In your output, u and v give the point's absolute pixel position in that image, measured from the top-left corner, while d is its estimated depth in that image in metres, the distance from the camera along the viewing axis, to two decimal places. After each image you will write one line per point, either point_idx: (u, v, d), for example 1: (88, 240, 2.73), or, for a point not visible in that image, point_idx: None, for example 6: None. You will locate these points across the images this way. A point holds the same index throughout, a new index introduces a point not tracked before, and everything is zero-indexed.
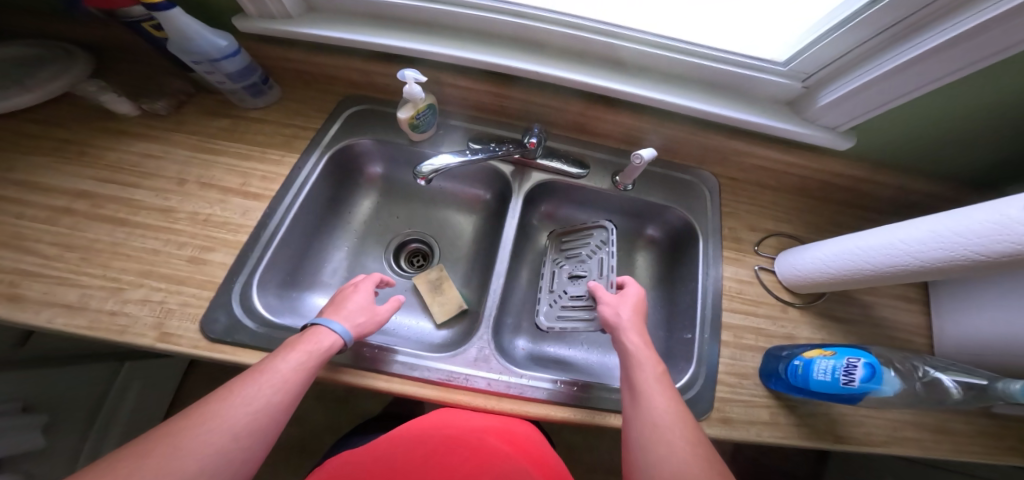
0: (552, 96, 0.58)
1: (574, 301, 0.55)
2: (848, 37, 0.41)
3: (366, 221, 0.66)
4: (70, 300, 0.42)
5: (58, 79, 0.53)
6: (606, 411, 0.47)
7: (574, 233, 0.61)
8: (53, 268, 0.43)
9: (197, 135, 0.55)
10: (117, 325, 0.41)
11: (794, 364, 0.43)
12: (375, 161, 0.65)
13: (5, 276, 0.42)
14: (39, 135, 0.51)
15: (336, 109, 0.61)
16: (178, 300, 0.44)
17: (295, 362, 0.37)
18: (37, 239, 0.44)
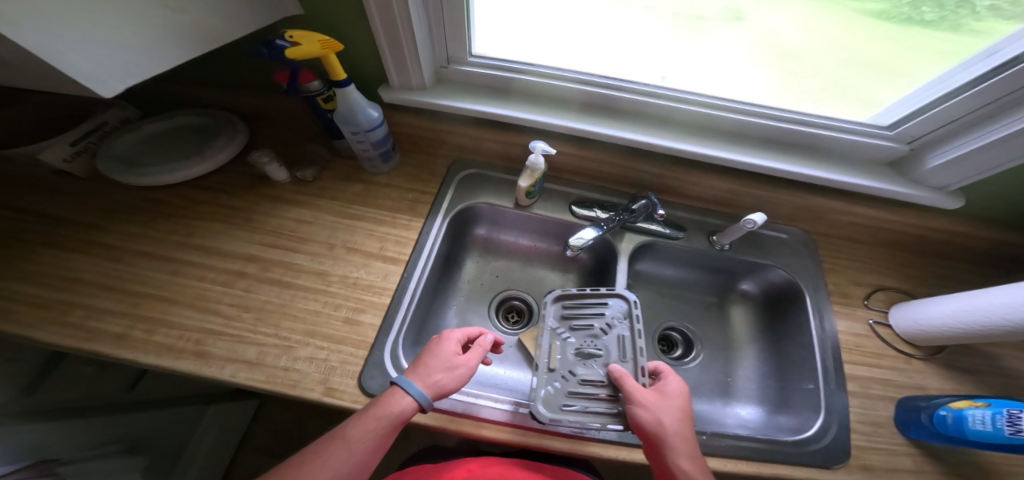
0: (652, 162, 0.63)
1: (582, 385, 0.49)
2: (961, 105, 0.49)
3: (471, 279, 0.69)
4: (248, 357, 0.46)
5: (226, 148, 0.60)
6: (731, 459, 0.45)
7: (579, 303, 0.57)
8: (233, 327, 0.48)
9: (338, 200, 0.61)
10: (291, 380, 0.45)
11: (941, 414, 0.42)
12: (479, 222, 0.69)
13: (192, 335, 0.47)
14: (208, 201, 0.58)
15: (447, 174, 0.68)
16: (339, 358, 0.48)
17: (361, 429, 0.39)
18: (218, 300, 0.49)
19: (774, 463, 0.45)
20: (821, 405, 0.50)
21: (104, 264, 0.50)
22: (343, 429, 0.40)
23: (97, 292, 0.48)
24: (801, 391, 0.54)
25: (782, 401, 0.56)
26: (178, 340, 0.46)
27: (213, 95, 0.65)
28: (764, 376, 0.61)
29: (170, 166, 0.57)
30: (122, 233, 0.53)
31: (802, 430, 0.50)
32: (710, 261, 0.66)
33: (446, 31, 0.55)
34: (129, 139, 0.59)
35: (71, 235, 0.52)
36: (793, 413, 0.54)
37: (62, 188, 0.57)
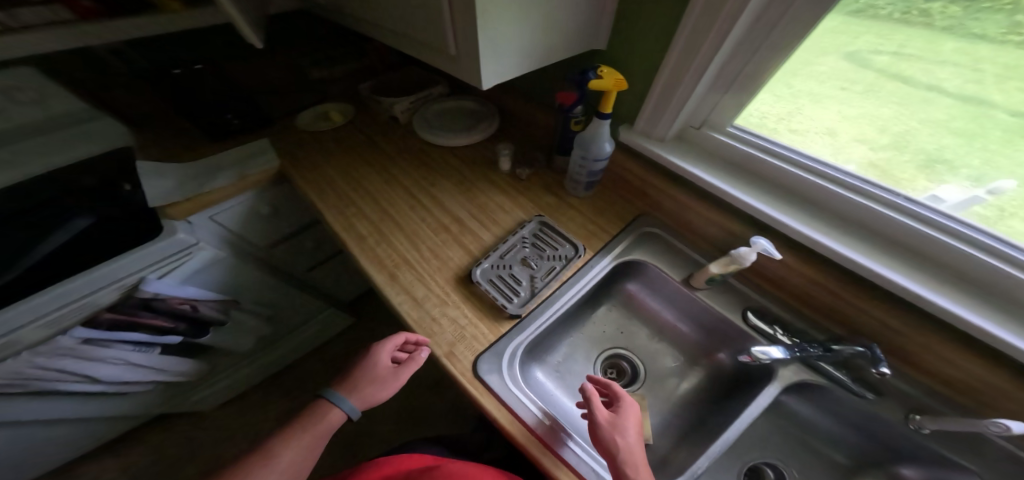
0: (889, 310, 0.51)
1: (509, 277, 0.64)
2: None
3: (597, 322, 0.71)
4: (417, 295, 0.63)
5: (484, 132, 0.82)
6: None
7: (552, 233, 0.68)
8: (424, 265, 0.66)
9: (535, 201, 0.73)
10: (432, 328, 0.59)
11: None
12: (636, 278, 0.70)
13: (398, 260, 0.67)
14: (453, 166, 0.79)
15: (629, 223, 0.69)
16: (471, 332, 0.58)
17: (300, 441, 0.53)
18: (425, 242, 0.69)
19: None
20: None
21: (384, 183, 0.79)
22: (265, 452, 0.51)
23: (372, 204, 0.75)
24: None
25: None
26: (393, 260, 0.67)
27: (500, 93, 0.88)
28: None
29: (448, 134, 0.83)
30: (403, 169, 0.81)
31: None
32: (886, 439, 0.53)
33: (727, 92, 0.57)
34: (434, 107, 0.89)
35: (378, 162, 0.82)
36: None
37: (388, 127, 0.89)
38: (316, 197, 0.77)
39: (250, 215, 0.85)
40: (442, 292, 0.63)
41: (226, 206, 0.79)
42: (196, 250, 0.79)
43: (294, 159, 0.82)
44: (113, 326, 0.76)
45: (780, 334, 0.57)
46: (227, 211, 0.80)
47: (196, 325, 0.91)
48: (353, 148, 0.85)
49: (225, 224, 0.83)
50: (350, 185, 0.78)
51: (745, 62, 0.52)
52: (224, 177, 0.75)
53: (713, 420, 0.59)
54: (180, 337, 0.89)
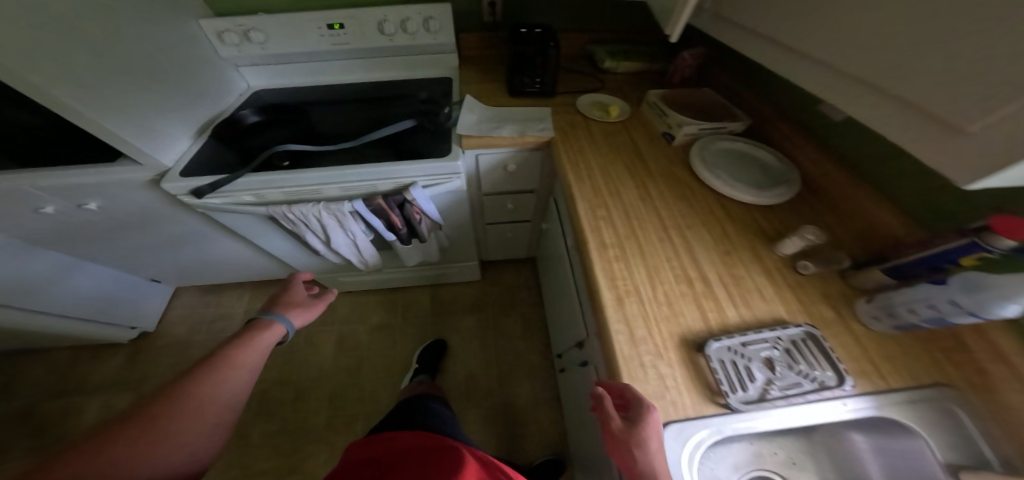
0: None
1: (745, 370, 0.55)
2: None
3: (785, 446, 0.60)
4: (636, 325, 0.60)
5: (778, 197, 0.73)
6: None
7: (814, 352, 0.57)
8: (658, 305, 0.63)
9: (801, 303, 0.63)
10: (634, 368, 0.56)
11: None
12: (864, 427, 0.57)
13: (630, 286, 0.65)
14: (724, 218, 0.73)
15: (911, 385, 0.54)
16: (667, 395, 0.53)
17: (241, 355, 0.49)
18: (663, 281, 0.66)
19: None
20: None
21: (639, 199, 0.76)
22: (200, 370, 0.45)
23: (624, 209, 0.74)
24: None
25: None
26: (623, 277, 0.66)
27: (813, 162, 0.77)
28: None
29: (733, 180, 0.77)
30: (667, 191, 0.77)
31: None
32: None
33: None
34: (723, 144, 0.83)
35: (641, 172, 0.81)
36: None
37: (662, 144, 0.88)
38: (572, 179, 0.79)
39: (497, 168, 0.96)
40: (660, 340, 0.59)
41: (490, 153, 0.92)
42: (452, 180, 0.90)
43: (564, 140, 0.88)
44: (373, 209, 0.90)
45: None
46: (487, 156, 0.93)
47: (411, 234, 1.00)
48: (623, 150, 0.86)
49: (480, 162, 0.94)
50: (611, 182, 0.79)
51: None
52: (507, 129, 0.90)
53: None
54: (395, 237, 0.98)
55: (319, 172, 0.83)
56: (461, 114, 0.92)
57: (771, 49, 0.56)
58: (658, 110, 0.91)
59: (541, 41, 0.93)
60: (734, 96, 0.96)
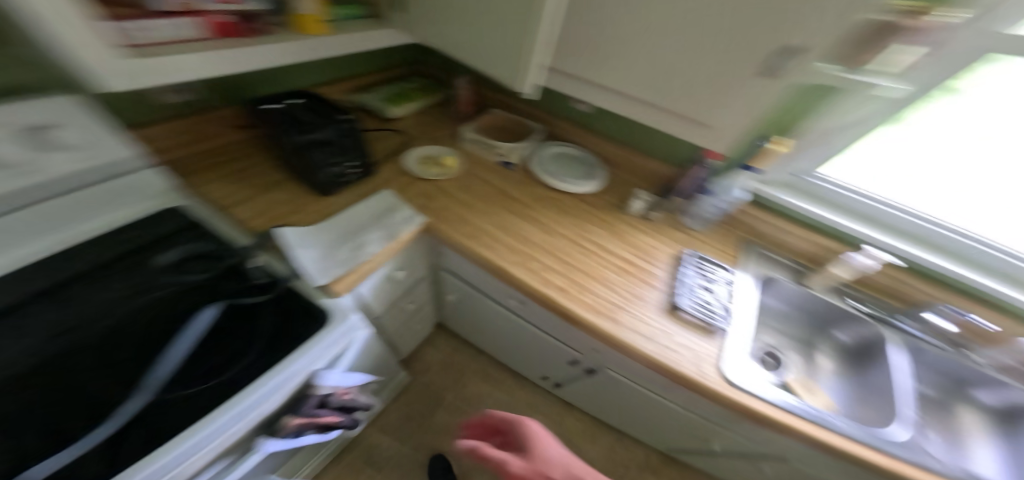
0: (939, 286, 0.80)
1: (703, 300, 0.77)
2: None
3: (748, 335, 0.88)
4: (643, 331, 0.71)
5: (597, 180, 0.95)
6: None
7: (710, 262, 0.83)
8: (628, 304, 0.75)
9: (674, 238, 0.88)
10: (674, 356, 0.68)
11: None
12: (766, 290, 0.88)
13: (609, 303, 0.74)
14: (592, 213, 0.90)
15: (743, 246, 0.90)
16: (702, 352, 0.70)
17: None
18: (617, 284, 0.77)
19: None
20: None
21: (541, 234, 0.83)
22: None
23: (542, 250, 0.80)
24: None
25: None
26: (599, 304, 0.73)
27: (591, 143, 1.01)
28: None
29: (573, 180, 0.93)
30: (545, 216, 0.86)
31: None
32: (965, 374, 0.78)
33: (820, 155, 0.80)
34: (545, 154, 0.99)
35: (520, 209, 0.86)
36: None
37: (507, 174, 0.94)
38: (481, 252, 0.76)
39: (386, 282, 0.79)
40: (662, 327, 0.72)
41: (371, 279, 0.74)
42: (353, 333, 0.63)
43: (439, 219, 0.79)
44: (294, 435, 0.57)
45: (878, 310, 0.81)
46: (369, 285, 0.75)
47: (351, 413, 0.69)
48: (486, 198, 0.86)
49: (362, 297, 0.76)
50: (508, 238, 0.80)
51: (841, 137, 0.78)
52: (374, 239, 0.72)
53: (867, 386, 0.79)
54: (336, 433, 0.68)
55: (151, 467, 0.40)
56: (295, 256, 0.64)
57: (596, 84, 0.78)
58: (483, 145, 0.96)
59: (355, 131, 0.79)
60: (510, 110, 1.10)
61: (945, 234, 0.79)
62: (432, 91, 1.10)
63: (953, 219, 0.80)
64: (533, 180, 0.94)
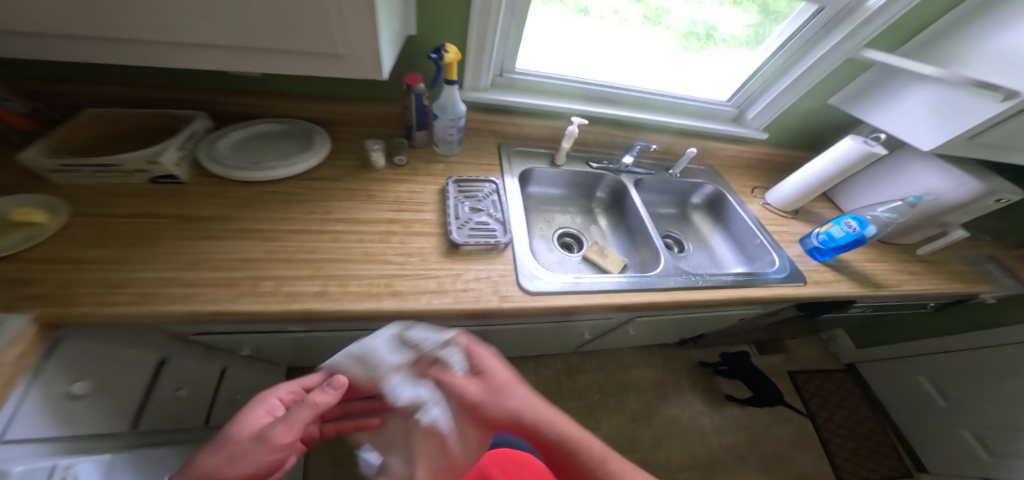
0: (629, 131, 1.00)
1: (478, 225, 0.73)
2: (751, 84, 1.01)
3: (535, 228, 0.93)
4: (433, 288, 0.64)
5: (320, 145, 0.73)
6: (738, 290, 0.84)
7: (468, 182, 0.80)
8: (407, 269, 0.65)
9: (431, 175, 0.80)
10: (472, 296, 0.65)
11: (821, 235, 0.94)
12: (530, 183, 0.95)
13: (382, 279, 0.62)
14: (328, 187, 0.71)
15: (500, 151, 0.91)
16: (496, 275, 0.68)
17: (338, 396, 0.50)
18: (385, 254, 0.65)
19: (770, 285, 0.88)
20: (772, 248, 0.95)
21: (263, 244, 0.61)
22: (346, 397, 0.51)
23: (270, 265, 0.60)
24: (755, 246, 0.99)
25: (749, 256, 1.00)
26: (370, 285, 0.61)
27: (277, 101, 0.74)
28: (731, 246, 1.05)
29: (285, 161, 0.69)
30: (260, 221, 0.63)
31: (772, 263, 0.94)
32: (676, 187, 1.07)
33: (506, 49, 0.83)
34: (222, 143, 0.67)
35: (217, 229, 0.60)
36: (756, 260, 0.98)
37: (170, 193, 0.62)
38: (172, 307, 0.53)
39: (59, 409, 0.53)
40: (454, 270, 0.67)
41: (6, 412, 0.48)
42: (67, 470, 0.51)
43: (74, 301, 0.50)
44: None
45: (608, 164, 0.99)
46: (16, 419, 0.49)
47: None
48: (149, 238, 0.58)
49: (26, 445, 0.49)
50: (209, 275, 0.57)
51: (508, 26, 0.79)
52: None
53: (630, 226, 0.97)
54: None
55: None
56: None
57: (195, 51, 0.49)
58: (86, 169, 0.58)
59: None
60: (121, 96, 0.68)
61: (586, 90, 0.96)
62: None
63: (593, 76, 0.97)
64: (223, 185, 0.65)
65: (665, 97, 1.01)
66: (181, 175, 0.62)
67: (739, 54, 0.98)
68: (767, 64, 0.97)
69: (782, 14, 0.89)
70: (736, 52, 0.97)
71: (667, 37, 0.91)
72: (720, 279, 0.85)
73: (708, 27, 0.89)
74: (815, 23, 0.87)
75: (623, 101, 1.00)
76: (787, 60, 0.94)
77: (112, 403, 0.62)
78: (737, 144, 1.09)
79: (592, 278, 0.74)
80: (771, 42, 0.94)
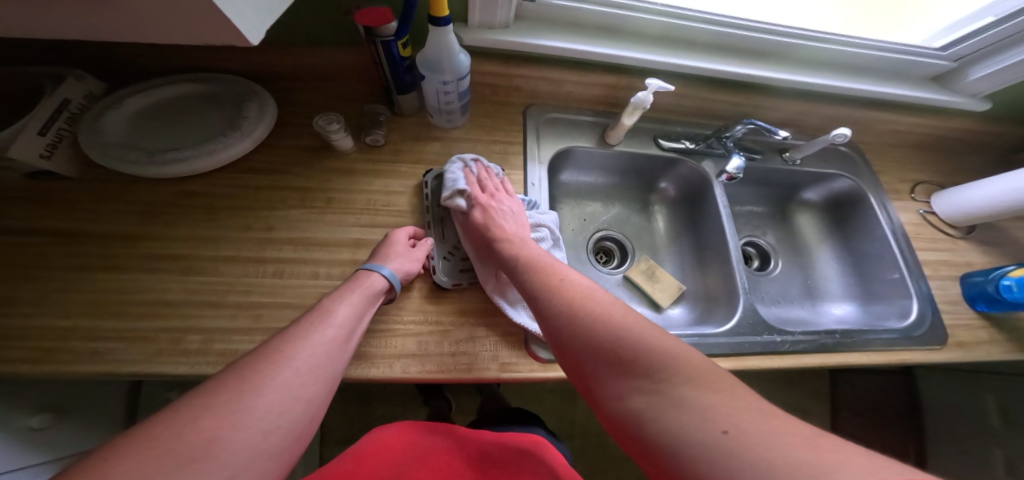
0: (728, 91, 0.67)
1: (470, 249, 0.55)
2: (1010, 28, 0.58)
3: (569, 231, 0.72)
4: (412, 350, 0.47)
5: (263, 119, 0.51)
6: (841, 352, 0.61)
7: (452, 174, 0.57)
8: (379, 319, 0.48)
9: (422, 164, 0.56)
10: (463, 363, 0.47)
11: (1008, 284, 0.63)
12: (567, 167, 0.70)
13: None
14: (278, 186, 0.51)
15: (526, 121, 0.64)
16: (500, 331, 0.50)
17: (340, 317, 0.39)
18: None
19: (890, 348, 0.63)
20: (913, 291, 0.66)
21: (183, 279, 0.44)
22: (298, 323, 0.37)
23: (198, 312, 0.43)
24: (887, 281, 0.71)
25: (870, 292, 0.74)
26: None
27: (201, 48, 0.51)
28: (845, 269, 0.79)
29: (201, 149, 0.48)
30: (181, 240, 0.46)
31: (904, 312, 0.67)
32: (779, 177, 0.77)
33: None
34: (114, 118, 0.48)
35: (124, 253, 0.44)
36: (881, 300, 0.72)
37: (54, 196, 0.46)
38: (78, 368, 0.39)
39: (22, 442, 0.47)
40: (443, 323, 0.49)
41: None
42: None
43: None
44: None
45: (689, 145, 0.69)
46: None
47: None
48: (38, 268, 0.42)
49: None
50: (121, 323, 0.42)
51: None
52: None
53: (701, 239, 0.71)
54: None
55: None
56: None
57: None
58: None
59: None
60: None
61: (685, 27, 0.60)
62: None
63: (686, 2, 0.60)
64: (130, 182, 0.48)
65: (817, 42, 0.62)
66: (59, 171, 0.45)
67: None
68: None
69: None
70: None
71: None
72: (816, 342, 0.60)
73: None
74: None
75: (745, 47, 0.64)
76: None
77: (82, 418, 0.57)
78: (901, 115, 0.71)
79: None
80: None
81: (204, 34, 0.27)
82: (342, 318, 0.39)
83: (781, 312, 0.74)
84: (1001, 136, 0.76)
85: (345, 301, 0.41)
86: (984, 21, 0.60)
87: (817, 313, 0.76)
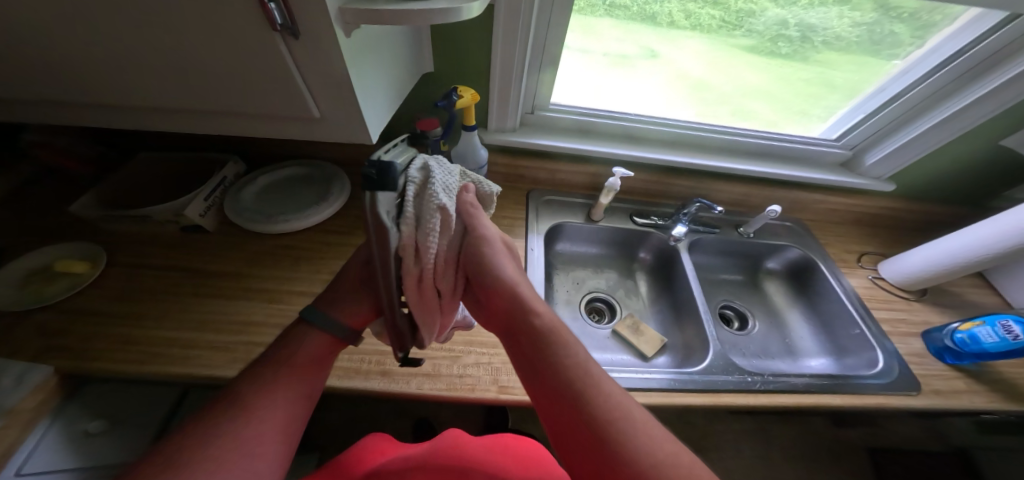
0: (687, 176, 0.85)
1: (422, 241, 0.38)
2: (874, 123, 0.80)
3: (563, 291, 0.84)
4: (426, 371, 0.57)
5: (341, 194, 0.71)
6: (817, 392, 0.65)
7: (460, 161, 0.68)
8: None
9: None
10: (468, 384, 0.56)
11: (962, 337, 0.68)
12: (560, 239, 0.86)
13: (373, 356, 0.58)
14: (337, 242, 0.67)
15: (528, 201, 0.83)
16: (500, 360, 0.60)
17: (275, 407, 0.40)
18: None
19: (866, 392, 0.66)
20: (875, 343, 0.74)
21: (265, 305, 0.58)
22: (227, 415, 0.38)
23: (271, 330, 0.55)
24: (852, 336, 0.79)
25: (841, 347, 0.81)
26: (360, 362, 0.57)
27: (305, 146, 0.75)
28: (815, 328, 0.87)
29: (299, 213, 0.67)
30: (270, 278, 0.61)
31: (872, 363, 0.73)
32: (742, 249, 0.92)
33: (539, 86, 0.74)
34: (245, 191, 0.69)
35: (227, 285, 0.59)
36: (851, 354, 0.78)
37: (185, 242, 0.64)
38: (170, 369, 0.50)
39: (75, 446, 0.51)
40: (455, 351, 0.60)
41: (21, 451, 0.46)
42: None
43: (77, 354, 0.50)
44: None
45: (657, 220, 0.86)
46: (34, 453, 0.48)
47: None
48: (168, 292, 0.58)
49: None
50: (213, 336, 0.53)
51: (541, 63, 0.70)
52: None
53: (677, 298, 0.83)
54: None
55: None
56: None
57: (202, 116, 0.49)
58: (126, 219, 0.63)
59: None
60: (166, 142, 0.73)
61: (643, 129, 0.83)
62: (17, 160, 0.70)
63: (645, 111, 0.84)
64: (244, 234, 0.66)
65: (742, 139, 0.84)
66: (205, 225, 0.64)
67: (858, 59, 0.74)
68: (902, 97, 0.75)
69: (937, 21, 0.66)
70: (851, 57, 0.74)
71: (745, 41, 0.72)
72: (788, 382, 0.65)
73: (804, 27, 0.69)
74: (996, 41, 0.63)
75: (690, 142, 0.85)
76: (930, 95, 0.73)
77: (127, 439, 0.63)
78: (831, 194, 0.88)
79: (619, 371, 0.62)
80: (909, 66, 0.73)
81: (337, 131, 0.49)
82: (275, 412, 0.40)
83: (761, 365, 0.81)
84: (927, 212, 0.91)
85: (281, 386, 0.41)
86: (857, 117, 0.82)
87: (796, 368, 0.81)
